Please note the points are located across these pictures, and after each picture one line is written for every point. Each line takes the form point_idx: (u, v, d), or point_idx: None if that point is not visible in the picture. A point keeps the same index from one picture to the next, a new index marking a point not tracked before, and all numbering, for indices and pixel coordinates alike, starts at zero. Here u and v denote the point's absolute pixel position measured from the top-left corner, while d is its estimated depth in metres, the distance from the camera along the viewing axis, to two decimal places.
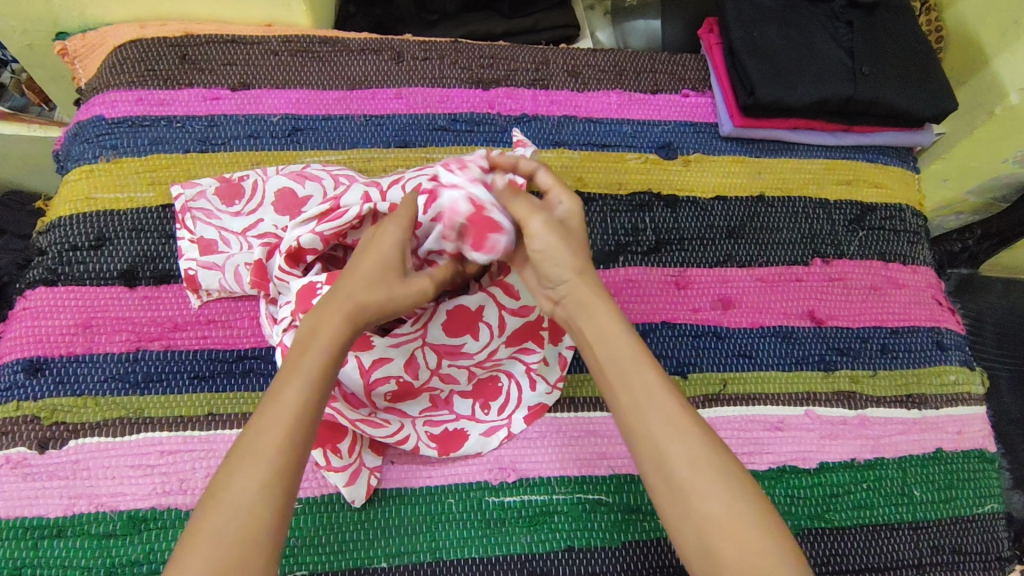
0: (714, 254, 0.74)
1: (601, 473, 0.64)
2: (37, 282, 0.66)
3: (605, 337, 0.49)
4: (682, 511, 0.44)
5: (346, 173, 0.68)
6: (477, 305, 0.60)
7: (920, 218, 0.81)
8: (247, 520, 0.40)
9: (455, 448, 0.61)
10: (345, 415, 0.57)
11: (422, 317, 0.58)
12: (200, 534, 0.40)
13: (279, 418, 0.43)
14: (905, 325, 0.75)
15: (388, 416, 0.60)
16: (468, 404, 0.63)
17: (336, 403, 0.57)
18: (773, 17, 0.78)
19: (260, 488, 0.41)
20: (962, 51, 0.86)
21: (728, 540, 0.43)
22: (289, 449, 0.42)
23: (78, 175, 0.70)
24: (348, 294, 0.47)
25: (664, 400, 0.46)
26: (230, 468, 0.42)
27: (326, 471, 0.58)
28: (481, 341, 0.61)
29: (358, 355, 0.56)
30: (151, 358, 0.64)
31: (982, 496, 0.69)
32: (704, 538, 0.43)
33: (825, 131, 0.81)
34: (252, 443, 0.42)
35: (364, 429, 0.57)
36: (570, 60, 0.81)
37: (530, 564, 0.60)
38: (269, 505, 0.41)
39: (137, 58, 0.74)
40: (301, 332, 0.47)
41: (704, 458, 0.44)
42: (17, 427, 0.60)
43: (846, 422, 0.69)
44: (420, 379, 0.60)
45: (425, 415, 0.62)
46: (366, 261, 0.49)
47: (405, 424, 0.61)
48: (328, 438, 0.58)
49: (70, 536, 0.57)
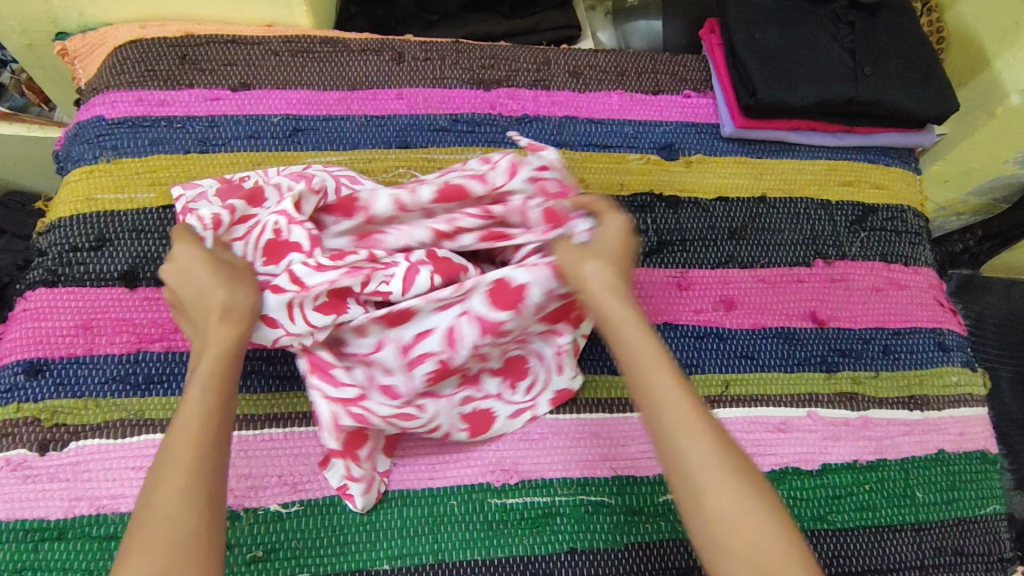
0: (716, 254, 0.74)
1: (604, 474, 0.64)
2: (37, 283, 0.66)
3: (622, 339, 0.48)
4: (694, 506, 0.43)
5: (346, 175, 0.64)
6: (523, 284, 0.55)
7: (922, 219, 0.81)
8: (174, 513, 0.41)
9: (486, 428, 0.62)
10: (378, 413, 0.55)
11: (467, 287, 0.54)
12: (136, 539, 0.41)
13: (189, 421, 0.45)
14: (907, 326, 0.75)
15: (428, 400, 0.59)
16: (496, 383, 0.63)
17: (366, 402, 0.55)
18: (773, 18, 0.78)
19: (182, 489, 0.42)
20: (961, 51, 0.86)
21: (737, 534, 0.42)
22: (203, 439, 0.44)
23: (77, 175, 0.70)
24: (213, 309, 0.50)
25: (678, 397, 0.45)
26: (153, 479, 0.43)
27: (344, 479, 0.58)
28: (522, 320, 0.57)
29: (395, 335, 0.56)
30: (152, 359, 0.64)
31: (984, 498, 0.69)
32: (717, 535, 0.42)
33: (825, 132, 0.80)
34: (166, 449, 0.44)
35: (399, 423, 0.56)
36: (571, 61, 0.81)
37: (533, 566, 0.60)
38: (196, 501, 0.42)
39: (137, 58, 0.74)
40: (193, 357, 0.49)
41: (715, 454, 0.44)
42: (18, 429, 0.60)
43: (847, 424, 0.69)
44: (460, 357, 0.56)
45: (458, 394, 0.61)
46: (195, 273, 0.51)
47: (442, 406, 0.59)
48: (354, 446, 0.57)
49: (70, 538, 0.57)
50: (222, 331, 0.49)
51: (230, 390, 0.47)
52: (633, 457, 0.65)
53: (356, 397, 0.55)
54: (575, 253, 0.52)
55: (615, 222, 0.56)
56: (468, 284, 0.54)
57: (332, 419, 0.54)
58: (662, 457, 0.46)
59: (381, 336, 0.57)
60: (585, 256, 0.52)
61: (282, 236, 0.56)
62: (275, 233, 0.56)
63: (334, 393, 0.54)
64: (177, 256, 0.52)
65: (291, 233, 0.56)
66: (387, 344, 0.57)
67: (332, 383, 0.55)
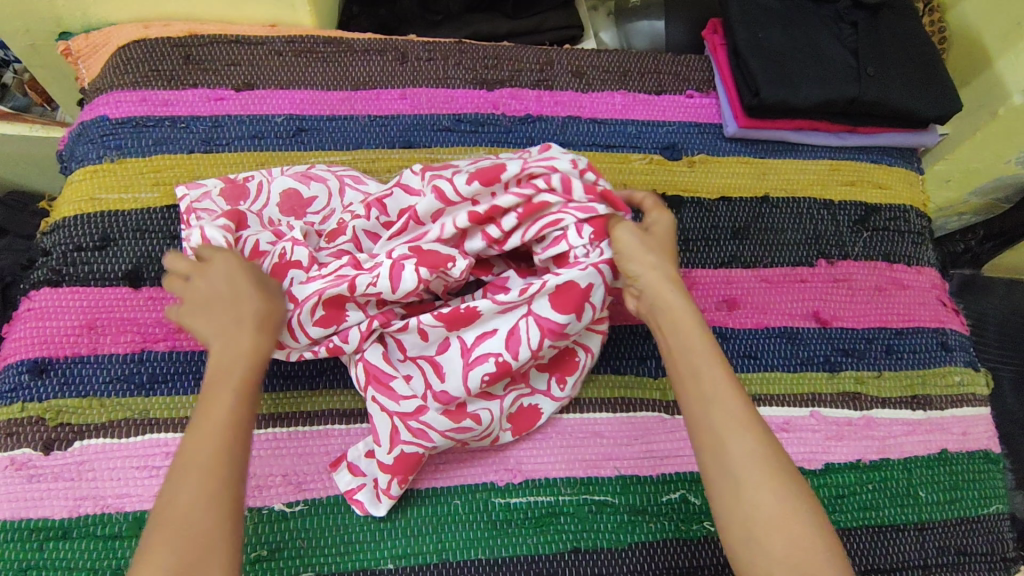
0: (719, 254, 0.74)
1: (608, 474, 0.64)
2: (41, 283, 0.66)
3: (681, 332, 0.51)
4: (734, 504, 0.45)
5: (351, 173, 0.66)
6: (588, 284, 0.55)
7: (925, 219, 0.81)
8: (197, 521, 0.42)
9: (530, 424, 0.62)
10: (436, 427, 0.57)
11: (532, 289, 0.55)
12: (158, 540, 0.41)
13: (214, 429, 0.45)
14: (910, 325, 0.75)
15: (482, 407, 0.59)
16: (544, 378, 0.62)
17: (424, 417, 0.58)
18: (777, 18, 0.78)
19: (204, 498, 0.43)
20: (963, 51, 0.87)
21: (776, 534, 0.44)
22: (229, 447, 0.44)
23: (82, 175, 0.70)
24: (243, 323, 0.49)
25: (729, 394, 0.48)
26: (175, 477, 0.43)
27: (368, 488, 0.59)
28: (584, 322, 0.57)
29: (459, 336, 0.58)
30: (157, 359, 0.64)
31: (987, 497, 0.69)
32: (753, 532, 0.44)
33: (828, 132, 0.81)
34: (190, 447, 0.44)
35: (456, 436, 0.58)
36: (575, 61, 0.81)
37: (537, 565, 0.60)
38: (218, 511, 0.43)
39: (140, 59, 0.74)
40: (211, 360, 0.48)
41: (759, 451, 0.46)
42: (22, 428, 0.60)
43: (851, 423, 0.69)
44: (520, 360, 0.57)
45: (509, 395, 0.61)
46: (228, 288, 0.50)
47: (496, 411, 0.59)
48: (403, 467, 0.58)
49: (75, 537, 0.57)
50: (253, 340, 0.48)
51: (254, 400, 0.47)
52: (637, 456, 0.65)
53: (413, 411, 0.58)
54: (638, 243, 0.55)
55: (663, 219, 0.59)
56: (534, 287, 0.55)
57: (391, 433, 0.58)
58: (704, 451, 0.47)
59: (445, 337, 0.59)
60: (645, 246, 0.54)
61: (286, 260, 0.58)
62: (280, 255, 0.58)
63: (394, 408, 0.58)
64: (209, 272, 0.51)
65: (293, 254, 0.58)
66: (451, 345, 0.59)
67: (391, 397, 0.58)
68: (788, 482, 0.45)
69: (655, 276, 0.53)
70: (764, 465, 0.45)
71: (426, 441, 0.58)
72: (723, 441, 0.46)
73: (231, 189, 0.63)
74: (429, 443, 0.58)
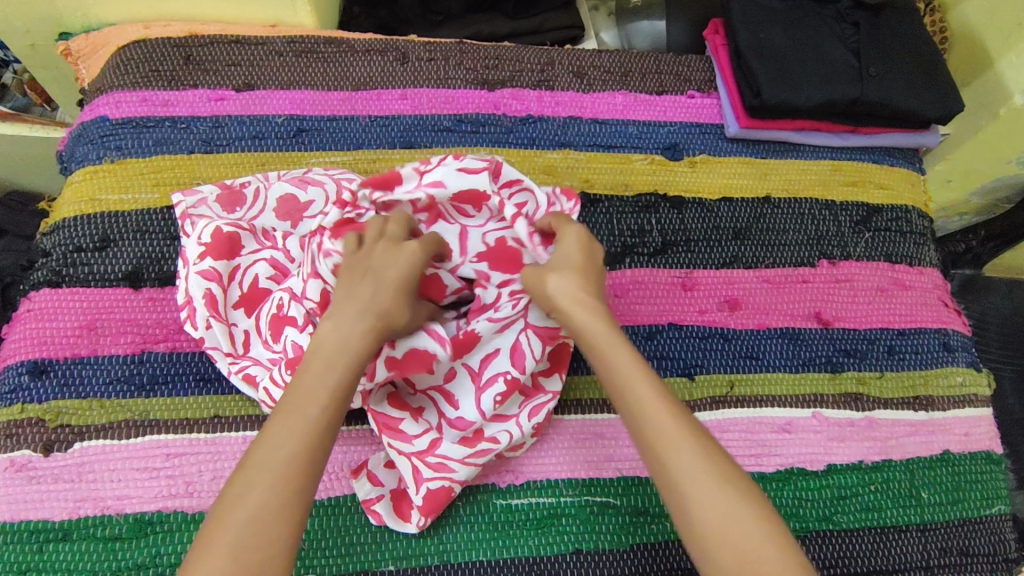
0: (721, 255, 0.74)
1: (609, 475, 0.63)
2: (41, 284, 0.65)
3: (599, 353, 0.50)
4: (683, 519, 0.45)
5: (348, 177, 0.67)
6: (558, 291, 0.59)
7: (926, 219, 0.81)
8: (265, 530, 0.42)
9: (544, 427, 0.63)
10: (454, 457, 0.58)
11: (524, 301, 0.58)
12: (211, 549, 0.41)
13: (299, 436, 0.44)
14: (912, 326, 0.75)
15: (499, 429, 0.60)
16: (553, 381, 0.63)
17: (440, 450, 0.58)
18: (778, 19, 0.78)
19: (277, 509, 0.42)
20: (964, 52, 0.86)
21: (728, 545, 0.43)
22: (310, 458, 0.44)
23: (81, 176, 0.70)
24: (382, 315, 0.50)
25: (659, 409, 0.47)
26: (250, 480, 0.43)
27: (382, 500, 0.59)
28: None
29: (465, 362, 0.60)
30: (157, 360, 0.64)
31: (989, 498, 0.69)
32: (704, 547, 0.44)
33: (830, 132, 0.80)
34: (267, 450, 0.44)
35: (477, 461, 0.58)
36: (576, 61, 0.81)
37: (538, 568, 0.60)
38: (284, 524, 0.42)
39: (141, 59, 0.74)
40: (321, 348, 0.48)
41: (701, 463, 0.45)
42: (22, 430, 0.60)
43: (853, 424, 0.69)
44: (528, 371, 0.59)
45: (524, 411, 0.61)
46: (385, 274, 0.51)
47: (514, 431, 0.60)
48: (432, 507, 0.58)
49: (75, 539, 0.57)
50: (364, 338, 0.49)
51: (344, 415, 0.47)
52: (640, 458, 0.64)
53: (429, 447, 0.58)
54: (537, 274, 0.53)
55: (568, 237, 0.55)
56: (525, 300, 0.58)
57: (413, 473, 0.58)
58: (651, 466, 0.47)
59: (451, 366, 0.59)
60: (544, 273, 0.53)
61: (284, 312, 0.59)
62: (278, 309, 0.59)
63: (409, 448, 0.58)
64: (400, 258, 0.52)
65: (288, 307, 0.58)
66: (459, 373, 0.60)
67: (404, 440, 0.58)
68: (733, 493, 0.44)
69: (565, 299, 0.52)
70: (711, 479, 0.45)
71: (449, 473, 0.58)
72: (660, 458, 0.46)
73: (225, 196, 0.66)
74: (453, 475, 0.58)
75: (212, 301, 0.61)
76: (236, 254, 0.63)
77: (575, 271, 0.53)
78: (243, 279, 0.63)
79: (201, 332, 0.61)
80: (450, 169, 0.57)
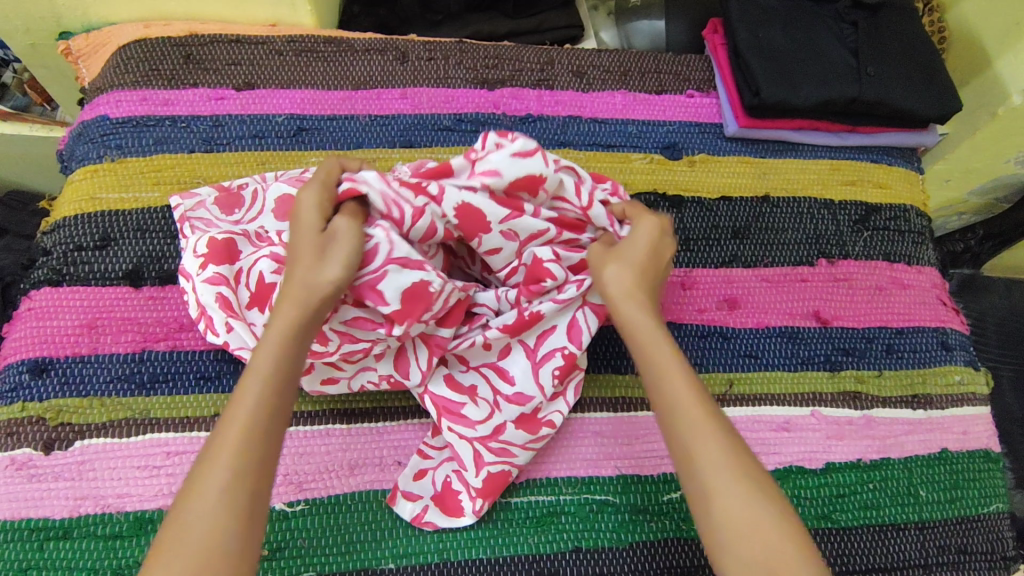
0: (720, 254, 0.75)
1: (609, 473, 0.64)
2: (41, 282, 0.66)
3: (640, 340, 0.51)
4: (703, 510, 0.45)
5: None
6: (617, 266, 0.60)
7: (925, 219, 0.81)
8: (214, 516, 0.42)
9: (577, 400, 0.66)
10: (517, 442, 0.60)
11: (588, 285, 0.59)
12: (167, 542, 0.42)
13: (236, 422, 0.45)
14: (910, 325, 0.75)
15: (552, 410, 0.62)
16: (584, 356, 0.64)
17: (503, 436, 0.59)
18: (777, 18, 0.78)
19: (220, 494, 0.43)
20: (963, 52, 0.86)
21: (747, 541, 0.44)
22: (247, 441, 0.44)
23: (81, 175, 0.70)
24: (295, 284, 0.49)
25: (689, 400, 0.48)
26: (197, 471, 0.44)
27: (431, 506, 0.60)
28: None
29: (521, 340, 0.61)
30: (157, 358, 0.64)
31: (988, 496, 0.69)
32: (721, 539, 0.44)
33: (829, 132, 0.81)
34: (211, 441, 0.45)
35: (537, 445, 0.61)
36: (576, 61, 0.81)
37: (538, 565, 0.60)
38: (230, 508, 0.42)
39: (141, 58, 0.74)
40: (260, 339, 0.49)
41: (726, 456, 0.46)
42: (23, 428, 0.60)
43: (851, 422, 0.69)
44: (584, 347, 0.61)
45: (568, 387, 0.63)
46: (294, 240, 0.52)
47: (565, 410, 0.62)
48: (492, 489, 0.59)
49: (76, 537, 0.57)
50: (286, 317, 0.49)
51: (283, 398, 0.47)
52: (639, 456, 0.65)
53: (493, 432, 0.59)
54: (600, 258, 0.54)
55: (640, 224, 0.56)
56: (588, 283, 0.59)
57: (474, 458, 0.59)
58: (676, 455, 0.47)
59: (508, 344, 0.61)
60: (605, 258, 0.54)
61: None
62: None
63: (472, 433, 0.59)
64: (303, 217, 0.52)
65: None
66: (514, 349, 0.61)
67: (467, 424, 0.59)
68: (754, 489, 0.45)
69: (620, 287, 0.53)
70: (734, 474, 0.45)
71: (510, 457, 0.60)
72: (687, 447, 0.46)
73: (224, 199, 0.66)
74: (513, 459, 0.60)
75: (224, 304, 0.60)
76: (236, 259, 0.62)
77: (635, 262, 0.54)
78: (249, 279, 0.61)
79: (223, 336, 0.61)
80: (501, 155, 0.55)
